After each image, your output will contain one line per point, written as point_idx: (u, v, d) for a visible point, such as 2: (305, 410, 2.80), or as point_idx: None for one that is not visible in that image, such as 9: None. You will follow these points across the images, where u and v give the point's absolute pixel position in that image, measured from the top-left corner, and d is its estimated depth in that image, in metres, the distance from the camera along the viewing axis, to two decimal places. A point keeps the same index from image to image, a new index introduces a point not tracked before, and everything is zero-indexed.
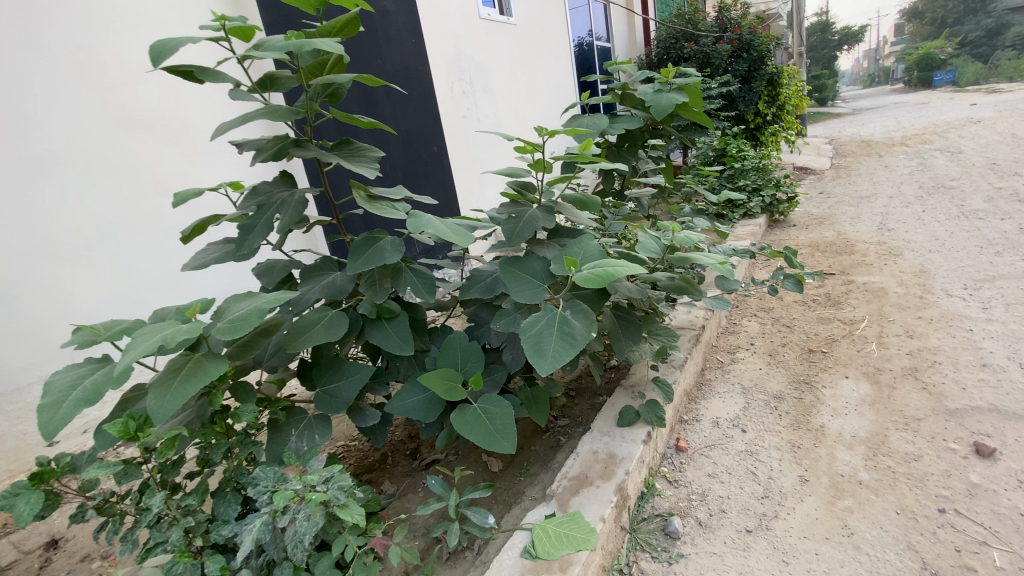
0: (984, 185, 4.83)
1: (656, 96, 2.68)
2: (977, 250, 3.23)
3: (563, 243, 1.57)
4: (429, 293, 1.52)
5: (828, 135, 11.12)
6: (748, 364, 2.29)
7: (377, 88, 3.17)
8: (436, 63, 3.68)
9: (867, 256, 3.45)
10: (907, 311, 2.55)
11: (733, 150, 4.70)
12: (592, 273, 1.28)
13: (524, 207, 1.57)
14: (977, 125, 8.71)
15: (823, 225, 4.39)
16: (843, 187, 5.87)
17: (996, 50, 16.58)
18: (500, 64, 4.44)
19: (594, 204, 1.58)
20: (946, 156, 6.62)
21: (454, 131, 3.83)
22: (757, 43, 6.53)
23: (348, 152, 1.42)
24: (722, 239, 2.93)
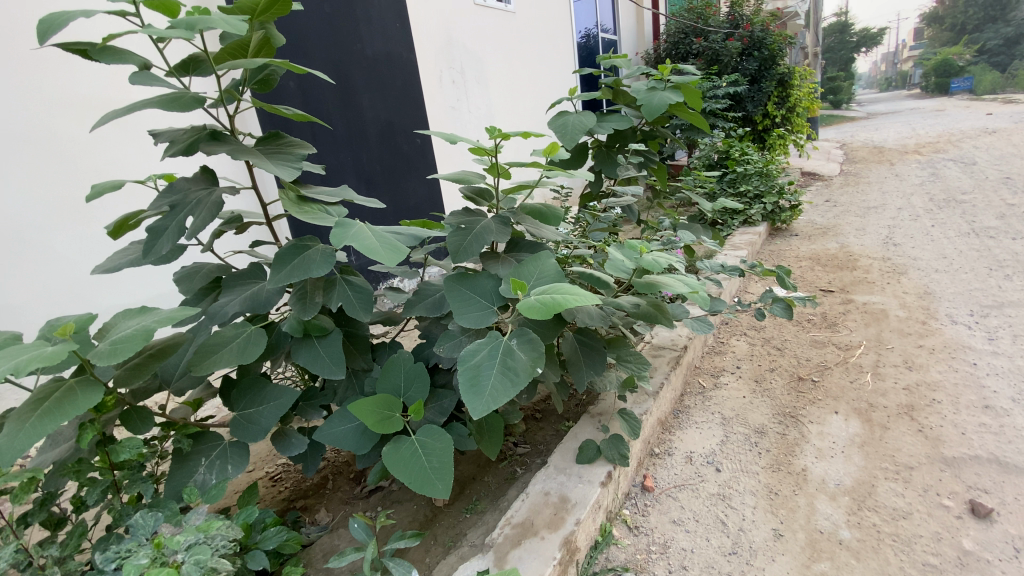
0: (997, 201, 4.61)
1: (648, 95, 2.49)
2: (986, 272, 3.04)
3: (519, 259, 1.40)
4: (367, 311, 1.33)
5: (840, 139, 10.85)
6: (732, 391, 2.11)
7: (355, 75, 2.99)
8: (423, 50, 3.48)
9: (869, 273, 3.26)
10: (907, 338, 2.37)
11: (736, 153, 4.49)
12: (538, 301, 1.09)
13: (477, 217, 1.40)
14: (994, 136, 8.42)
15: (826, 235, 4.19)
16: (851, 195, 5.65)
17: (1017, 58, 16.16)
18: (495, 54, 4.24)
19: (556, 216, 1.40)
20: (960, 167, 6.38)
21: (441, 122, 3.65)
22: (769, 42, 6.29)
23: (277, 146, 1.25)
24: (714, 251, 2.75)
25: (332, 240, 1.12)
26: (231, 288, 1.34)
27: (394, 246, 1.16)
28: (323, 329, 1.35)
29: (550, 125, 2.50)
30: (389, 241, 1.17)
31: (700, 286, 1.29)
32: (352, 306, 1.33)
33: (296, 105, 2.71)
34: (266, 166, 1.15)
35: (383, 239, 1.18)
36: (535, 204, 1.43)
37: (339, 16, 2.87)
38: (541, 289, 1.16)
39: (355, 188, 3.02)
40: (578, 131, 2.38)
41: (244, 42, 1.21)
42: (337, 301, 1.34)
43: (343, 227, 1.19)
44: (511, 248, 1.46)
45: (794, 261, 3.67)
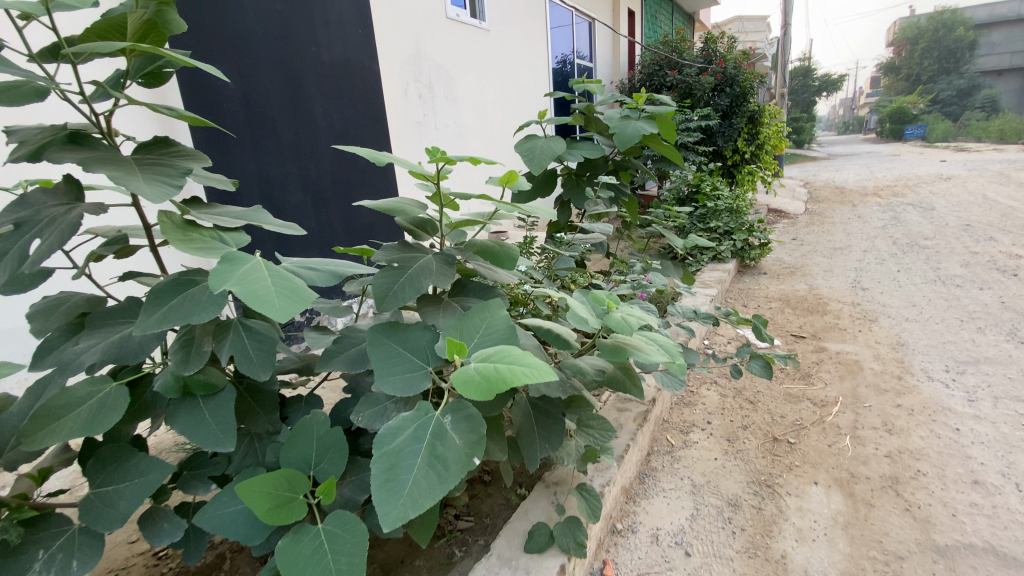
0: (958, 249, 4.67)
1: (622, 123, 2.32)
2: (957, 323, 2.98)
3: (465, 307, 1.15)
4: (268, 367, 1.07)
5: (803, 178, 11.15)
6: (702, 451, 1.91)
7: (309, 80, 2.73)
8: (387, 62, 3.26)
9: (840, 318, 3.16)
10: (884, 396, 2.23)
11: (708, 187, 4.40)
12: (477, 373, 0.85)
13: (416, 254, 1.14)
14: (947, 183, 8.77)
15: (795, 276, 4.12)
16: (816, 235, 5.68)
17: (964, 111, 17.18)
18: (466, 70, 4.06)
19: (511, 257, 1.16)
20: (919, 212, 6.54)
21: (404, 139, 3.44)
22: (740, 79, 6.36)
23: (161, 155, 1.02)
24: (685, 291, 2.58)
25: (210, 284, 0.85)
26: (94, 332, 1.06)
27: (296, 293, 0.89)
28: (210, 386, 1.09)
29: (517, 150, 2.31)
30: (291, 285, 0.91)
31: (678, 353, 1.06)
32: (246, 359, 1.06)
33: (237, 117, 2.45)
34: (130, 182, 0.88)
35: (283, 282, 0.91)
36: (487, 241, 1.19)
37: (291, 16, 2.61)
38: (485, 352, 0.92)
39: (301, 202, 2.74)
40: (546, 158, 2.19)
41: (120, 21, 0.95)
42: (229, 352, 1.07)
43: (232, 264, 0.92)
44: (458, 291, 1.21)
45: (764, 301, 3.56)
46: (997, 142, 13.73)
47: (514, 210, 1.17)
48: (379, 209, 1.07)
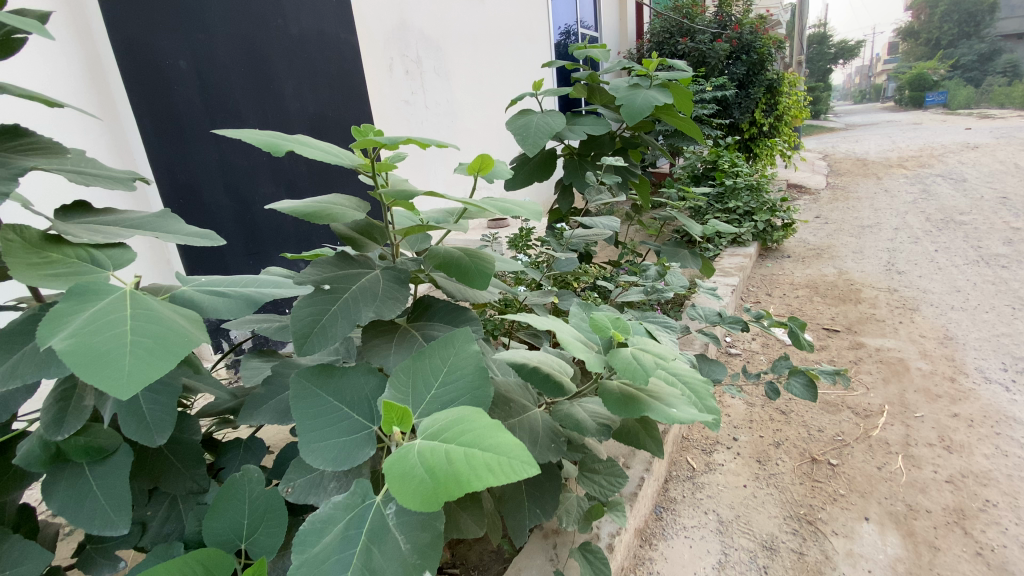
0: (999, 224, 4.30)
1: (630, 93, 2.01)
2: (1010, 311, 2.65)
3: (427, 338, 0.88)
4: (167, 429, 0.82)
5: (822, 150, 10.61)
6: (728, 476, 1.64)
7: (277, 57, 2.45)
8: (367, 34, 2.96)
9: (876, 308, 2.84)
10: (937, 404, 1.93)
11: (725, 164, 4.05)
12: (422, 457, 0.59)
13: (360, 270, 0.86)
14: (976, 151, 8.28)
15: (821, 258, 3.80)
16: (841, 211, 5.30)
17: (989, 76, 16.37)
18: (459, 42, 3.74)
19: (483, 274, 0.85)
20: (950, 184, 6.12)
21: (390, 119, 3.16)
22: (758, 45, 5.93)
23: (7, 150, 0.78)
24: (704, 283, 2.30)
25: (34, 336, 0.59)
26: None
27: (166, 340, 0.63)
28: (95, 449, 0.85)
29: (509, 127, 2.03)
30: (162, 329, 0.65)
31: (710, 398, 0.78)
32: (136, 421, 0.82)
33: (193, 102, 2.18)
34: None
35: (150, 325, 0.65)
36: (455, 248, 0.90)
37: None
38: (440, 418, 0.64)
39: (274, 194, 2.49)
40: (543, 136, 1.93)
41: None
42: (113, 410, 0.82)
43: (82, 303, 0.67)
44: (419, 313, 0.93)
45: (789, 288, 3.24)
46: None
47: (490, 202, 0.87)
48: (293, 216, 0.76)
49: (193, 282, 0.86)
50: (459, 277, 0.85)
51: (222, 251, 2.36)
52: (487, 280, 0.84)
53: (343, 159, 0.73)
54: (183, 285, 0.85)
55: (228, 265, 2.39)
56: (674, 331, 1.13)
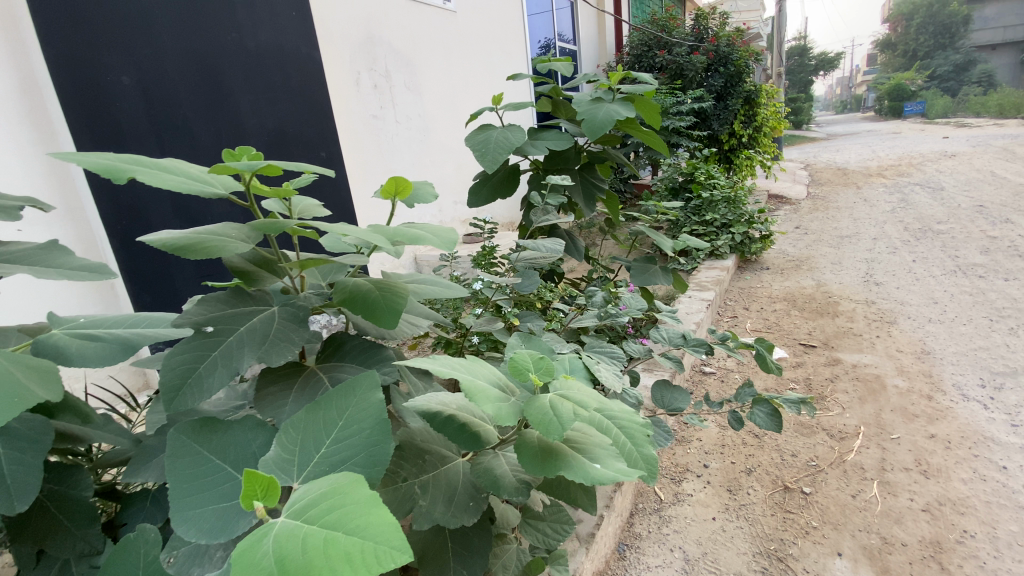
0: (975, 233, 4.29)
1: (593, 107, 1.95)
2: (987, 323, 2.61)
3: (334, 382, 0.78)
4: (33, 493, 0.61)
5: (802, 160, 10.68)
6: (697, 508, 1.55)
7: (231, 72, 2.37)
8: (330, 48, 2.90)
9: (853, 321, 2.79)
10: (914, 424, 1.86)
11: (702, 176, 4.00)
12: (279, 540, 0.49)
13: (254, 309, 0.77)
14: (953, 160, 8.36)
15: (800, 270, 3.75)
16: (821, 222, 5.29)
17: (964, 86, 16.70)
18: (431, 56, 3.68)
19: (390, 311, 0.75)
20: (928, 193, 6.15)
21: (357, 134, 3.08)
22: (734, 57, 5.95)
23: None
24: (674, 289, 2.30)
25: None
26: None
27: None
28: None
29: (468, 142, 1.95)
30: None
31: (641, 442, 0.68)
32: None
33: (139, 120, 2.08)
34: None
35: None
36: (365, 279, 0.80)
37: None
38: (314, 488, 0.55)
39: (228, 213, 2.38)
40: (503, 152, 1.86)
41: None
42: None
43: None
44: (329, 353, 0.83)
45: (767, 301, 3.19)
46: (1000, 116, 13.37)
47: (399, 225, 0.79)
48: (159, 247, 0.66)
49: (67, 324, 0.77)
50: (364, 311, 0.75)
51: (171, 273, 2.24)
52: (396, 315, 0.75)
53: (214, 185, 0.65)
54: (55, 328, 0.76)
55: (178, 288, 2.27)
56: (619, 365, 1.05)
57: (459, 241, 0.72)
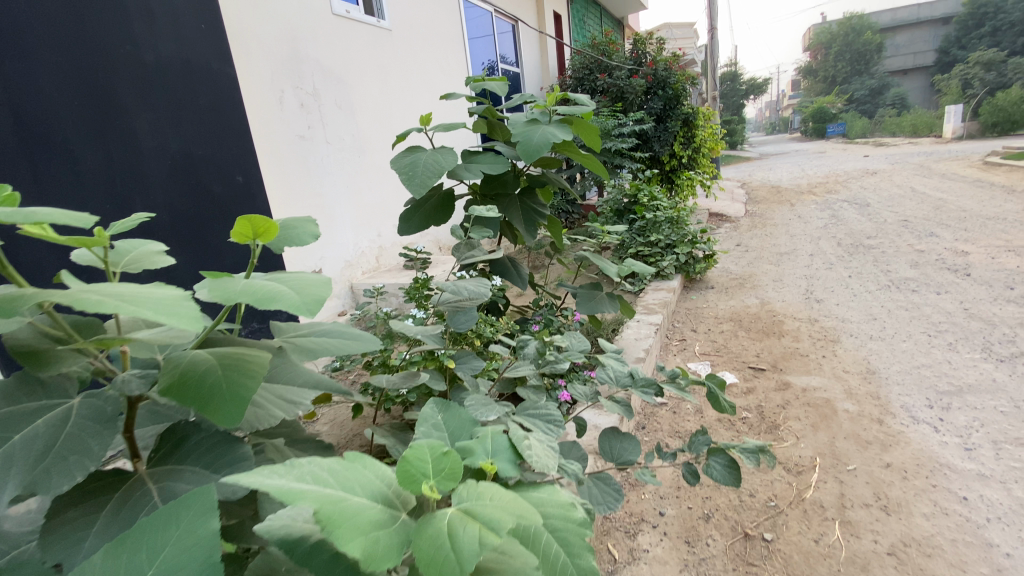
0: (903, 247, 4.48)
1: (529, 128, 1.82)
2: (926, 340, 2.64)
3: (164, 500, 0.57)
4: None
5: (739, 179, 11.11)
6: (655, 566, 1.39)
7: (125, 89, 2.10)
8: (247, 64, 2.66)
9: (799, 341, 2.77)
10: (869, 453, 1.80)
11: (645, 197, 3.97)
12: None
13: (45, 406, 0.56)
14: (875, 177, 8.89)
15: (744, 288, 3.76)
16: (760, 239, 5.42)
17: (878, 110, 18.09)
18: (364, 74, 3.48)
19: (229, 404, 0.55)
20: (856, 209, 6.45)
21: (279, 156, 2.83)
22: (672, 81, 6.08)
23: None
24: (614, 310, 2.21)
25: None
26: None
27: None
28: None
29: (393, 165, 1.77)
30: None
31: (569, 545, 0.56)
32: None
33: (6, 141, 1.73)
34: None
35: None
36: (208, 352, 0.61)
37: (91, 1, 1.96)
38: None
39: None
40: (431, 176, 1.69)
41: None
42: None
43: None
44: (167, 452, 0.64)
45: (714, 322, 3.14)
46: (911, 136, 14.51)
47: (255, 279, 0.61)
48: None
49: None
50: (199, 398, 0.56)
51: None
52: (244, 402, 0.56)
53: None
54: None
55: None
56: (559, 429, 0.86)
57: (327, 301, 0.54)
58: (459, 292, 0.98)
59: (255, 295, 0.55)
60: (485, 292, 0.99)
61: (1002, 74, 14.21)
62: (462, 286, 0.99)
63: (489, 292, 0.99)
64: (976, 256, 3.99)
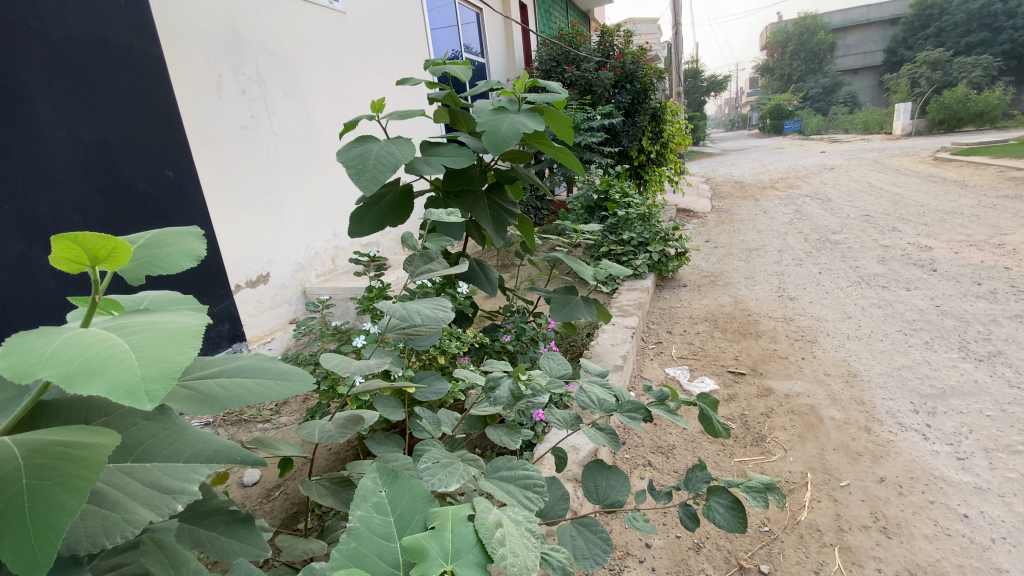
0: (869, 242, 4.50)
1: (495, 117, 1.63)
2: (903, 339, 2.59)
3: None
4: None
5: (703, 175, 11.21)
6: None
7: (24, 68, 1.79)
8: (177, 45, 2.36)
9: (777, 342, 2.68)
10: (860, 466, 1.70)
11: (616, 193, 3.84)
12: None
13: None
14: (833, 173, 9.07)
15: (716, 286, 3.68)
16: (728, 234, 5.38)
17: (832, 107, 18.65)
18: (315, 60, 3.21)
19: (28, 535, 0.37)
20: (819, 204, 6.53)
21: (219, 149, 2.54)
22: (640, 75, 5.98)
23: None
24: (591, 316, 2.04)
25: None
26: None
27: None
28: None
29: (340, 158, 1.54)
30: None
31: None
32: None
33: None
34: None
35: None
36: (16, 446, 0.42)
37: None
38: None
39: (20, 252, 1.77)
40: (384, 170, 1.48)
41: None
42: None
43: None
44: None
45: (690, 323, 3.03)
46: (864, 133, 14.97)
47: (94, 334, 0.43)
48: None
49: None
50: None
51: None
52: (53, 532, 0.37)
53: None
54: None
55: None
56: (543, 500, 0.70)
57: (178, 378, 0.37)
58: (409, 319, 0.78)
59: (75, 365, 0.38)
60: (443, 317, 0.80)
61: (947, 73, 14.84)
62: (413, 311, 0.79)
63: (448, 317, 0.80)
64: (940, 251, 4.03)
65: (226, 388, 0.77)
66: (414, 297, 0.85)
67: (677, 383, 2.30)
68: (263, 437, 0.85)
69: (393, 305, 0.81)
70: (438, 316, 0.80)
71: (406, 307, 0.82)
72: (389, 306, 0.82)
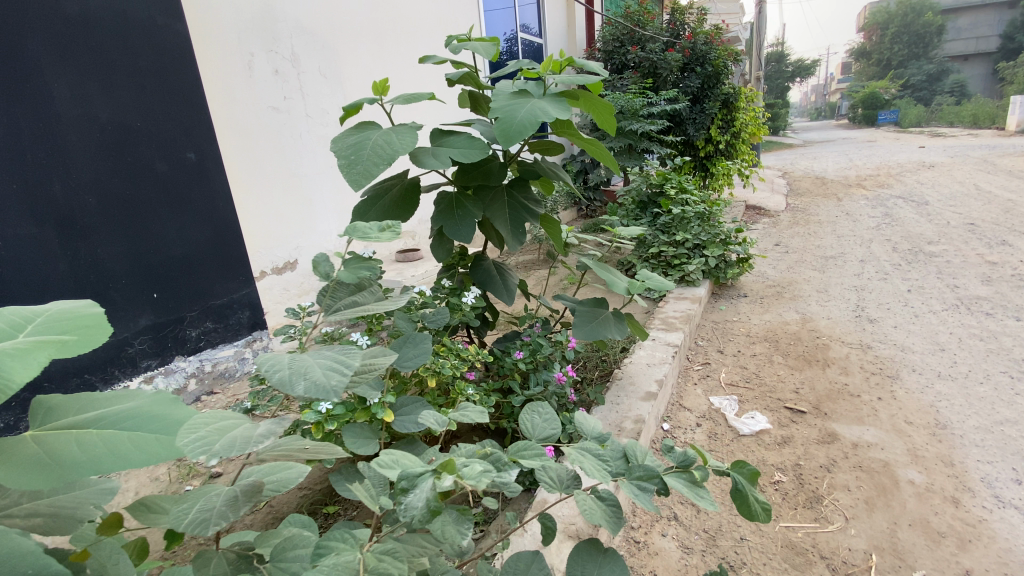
0: (971, 257, 3.88)
1: (513, 102, 1.39)
2: (1009, 383, 2.13)
3: None
4: None
5: (778, 168, 10.34)
6: None
7: (39, 45, 1.74)
8: (206, 21, 2.27)
9: (848, 374, 2.29)
10: (941, 552, 1.36)
11: (672, 189, 3.48)
12: None
13: None
14: (931, 172, 8.08)
15: (781, 299, 3.27)
16: (801, 238, 4.84)
17: (936, 97, 16.72)
18: (355, 39, 3.06)
19: None
20: (912, 207, 5.78)
21: (247, 131, 2.46)
22: (712, 57, 5.46)
23: None
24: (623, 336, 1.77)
25: None
26: None
27: None
28: None
29: (334, 146, 1.36)
30: None
31: None
32: None
33: None
34: None
35: None
36: None
37: None
38: None
39: (32, 233, 1.76)
40: (379, 163, 1.28)
41: None
42: None
43: None
44: None
45: (745, 342, 2.68)
46: (973, 126, 13.31)
47: None
48: None
49: None
50: None
51: None
52: None
53: None
54: None
55: None
56: None
57: None
58: (289, 385, 0.63)
59: None
60: (336, 383, 0.64)
61: None
62: (298, 374, 0.65)
63: (339, 387, 0.64)
64: None
65: (88, 450, 0.58)
66: (312, 350, 0.71)
67: (721, 416, 2.00)
68: (145, 499, 0.67)
69: (278, 362, 0.68)
70: (331, 381, 0.65)
71: (296, 363, 0.68)
72: (277, 365, 0.67)
